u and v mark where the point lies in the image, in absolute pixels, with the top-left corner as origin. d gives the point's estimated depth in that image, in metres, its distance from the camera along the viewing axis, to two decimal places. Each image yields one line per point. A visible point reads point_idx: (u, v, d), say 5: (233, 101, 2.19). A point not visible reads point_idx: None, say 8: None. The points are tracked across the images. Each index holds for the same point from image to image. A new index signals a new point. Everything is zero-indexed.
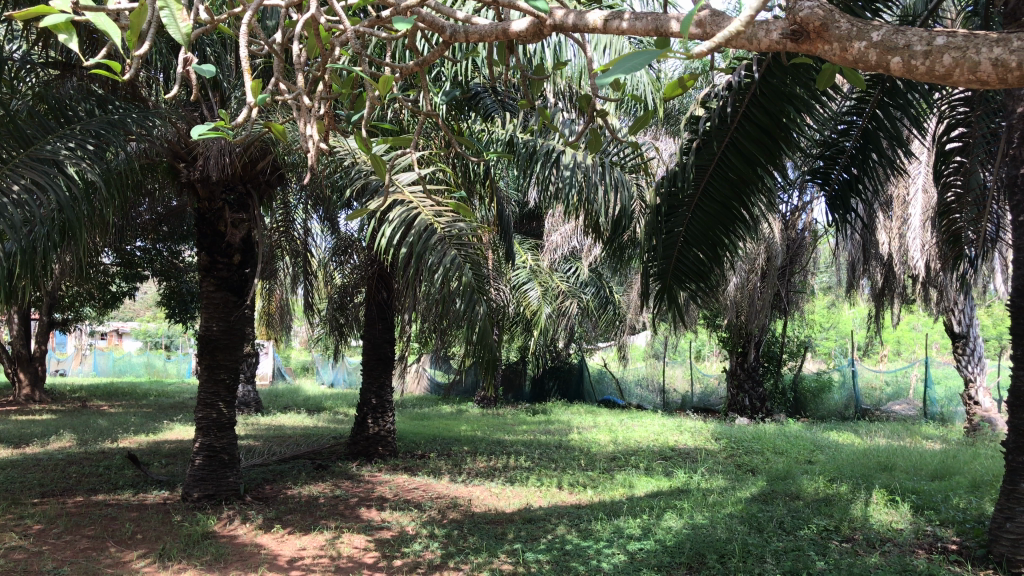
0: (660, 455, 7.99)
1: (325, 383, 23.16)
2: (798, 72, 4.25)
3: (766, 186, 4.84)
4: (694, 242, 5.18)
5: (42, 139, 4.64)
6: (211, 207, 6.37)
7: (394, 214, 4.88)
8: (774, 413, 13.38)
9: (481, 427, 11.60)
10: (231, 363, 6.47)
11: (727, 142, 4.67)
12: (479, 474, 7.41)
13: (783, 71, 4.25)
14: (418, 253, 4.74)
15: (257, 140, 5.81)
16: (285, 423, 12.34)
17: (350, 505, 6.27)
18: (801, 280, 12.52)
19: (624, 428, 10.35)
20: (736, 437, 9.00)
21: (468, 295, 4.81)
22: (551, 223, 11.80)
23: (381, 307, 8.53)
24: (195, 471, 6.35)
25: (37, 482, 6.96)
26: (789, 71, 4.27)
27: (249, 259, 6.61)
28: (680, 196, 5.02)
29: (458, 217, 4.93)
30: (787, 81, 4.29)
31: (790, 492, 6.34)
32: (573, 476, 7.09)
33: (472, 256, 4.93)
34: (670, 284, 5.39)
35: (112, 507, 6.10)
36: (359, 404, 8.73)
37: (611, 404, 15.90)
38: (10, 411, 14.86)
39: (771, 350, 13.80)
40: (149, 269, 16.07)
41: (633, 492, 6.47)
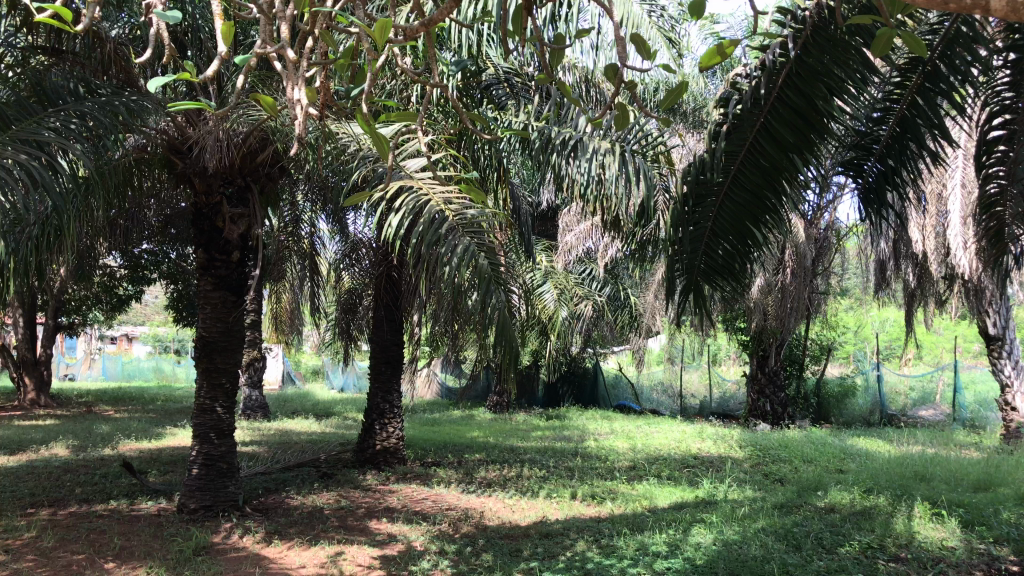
0: (682, 463, 7.59)
1: (335, 387, 22.89)
2: (838, 50, 3.90)
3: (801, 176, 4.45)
4: (722, 237, 4.77)
5: (26, 121, 4.30)
6: (208, 202, 5.99)
7: (401, 201, 4.50)
8: (796, 420, 12.94)
9: (494, 433, 11.23)
10: (229, 366, 6.11)
11: (760, 126, 4.29)
12: (492, 484, 7.03)
13: (822, 48, 3.90)
14: (428, 242, 4.34)
15: (256, 129, 5.46)
16: (293, 428, 12.01)
17: (357, 518, 5.88)
18: (824, 282, 12.12)
19: (642, 434, 9.95)
20: (762, 444, 8.57)
21: (484, 285, 4.42)
22: (566, 222, 11.45)
23: (389, 308, 8.17)
24: (191, 481, 5.97)
25: (28, 492, 6.61)
26: (826, 48, 3.91)
27: (247, 256, 6.25)
28: (708, 185, 4.64)
29: (469, 203, 4.55)
30: (824, 59, 3.93)
31: (825, 505, 5.93)
32: (591, 487, 6.70)
33: (488, 245, 4.54)
34: (697, 282, 4.96)
35: (102, 519, 5.73)
36: (366, 410, 8.35)
37: (626, 409, 15.50)
38: (14, 416, 14.58)
39: (793, 353, 13.37)
40: (155, 272, 15.80)
41: (655, 504, 6.09)
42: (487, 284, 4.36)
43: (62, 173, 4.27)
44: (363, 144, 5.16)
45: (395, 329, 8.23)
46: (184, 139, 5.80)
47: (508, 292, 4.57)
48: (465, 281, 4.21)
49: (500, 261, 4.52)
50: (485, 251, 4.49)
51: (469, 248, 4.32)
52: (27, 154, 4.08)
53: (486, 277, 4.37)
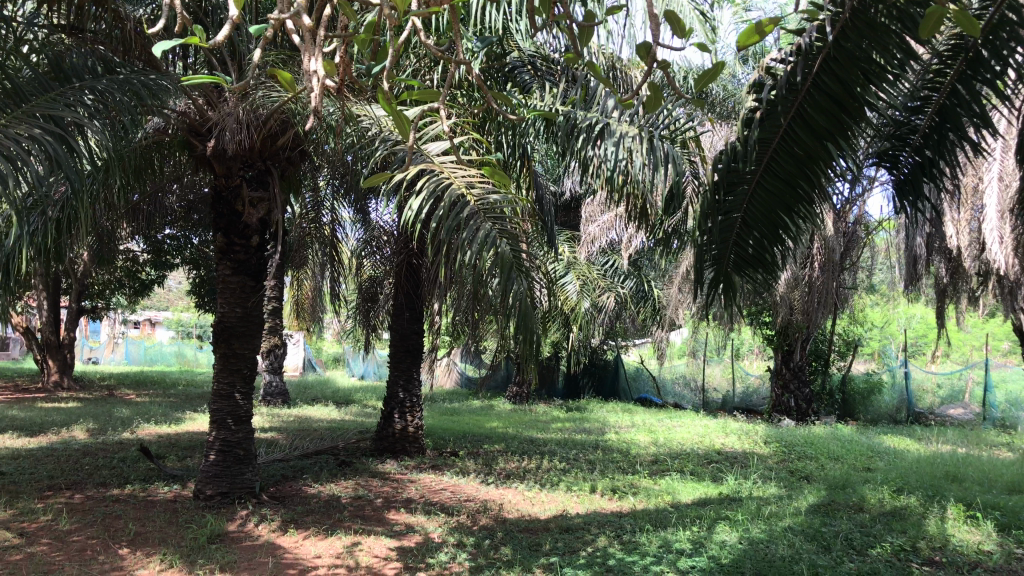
0: (705, 458, 7.44)
1: (355, 375, 22.90)
2: (876, 35, 3.70)
3: (836, 166, 4.27)
4: (753, 226, 4.63)
5: (42, 97, 4.23)
6: (228, 184, 5.89)
7: (422, 184, 4.38)
8: (821, 416, 12.74)
9: (513, 424, 11.14)
10: (247, 352, 6.03)
11: (793, 113, 4.12)
12: (511, 475, 6.92)
13: (860, 32, 3.71)
14: (450, 226, 4.21)
15: (277, 111, 5.35)
16: (312, 415, 11.98)
17: (375, 508, 5.79)
18: (852, 276, 11.89)
19: (664, 428, 9.80)
20: (787, 440, 8.39)
21: (505, 272, 4.28)
22: (590, 213, 11.30)
23: (410, 296, 8.07)
24: (208, 467, 5.91)
25: (46, 475, 6.59)
26: (864, 32, 3.71)
27: (266, 240, 6.16)
28: (739, 173, 4.49)
29: (492, 188, 4.43)
30: (862, 45, 3.74)
31: (853, 504, 5.76)
32: (612, 481, 6.58)
33: (511, 231, 4.40)
34: (726, 270, 4.86)
35: (119, 504, 5.68)
36: (386, 398, 8.27)
37: (648, 402, 15.35)
38: (37, 398, 14.67)
39: (818, 349, 13.14)
40: (178, 258, 15.81)
41: (678, 500, 5.95)
42: (510, 271, 4.23)
43: (77, 150, 4.20)
44: (385, 127, 5.04)
45: (415, 318, 8.13)
46: (203, 121, 5.71)
47: (531, 280, 4.43)
48: (487, 267, 4.08)
49: (523, 248, 4.39)
50: (508, 237, 4.35)
51: (492, 233, 4.19)
52: (40, 129, 4.01)
53: (508, 264, 4.24)
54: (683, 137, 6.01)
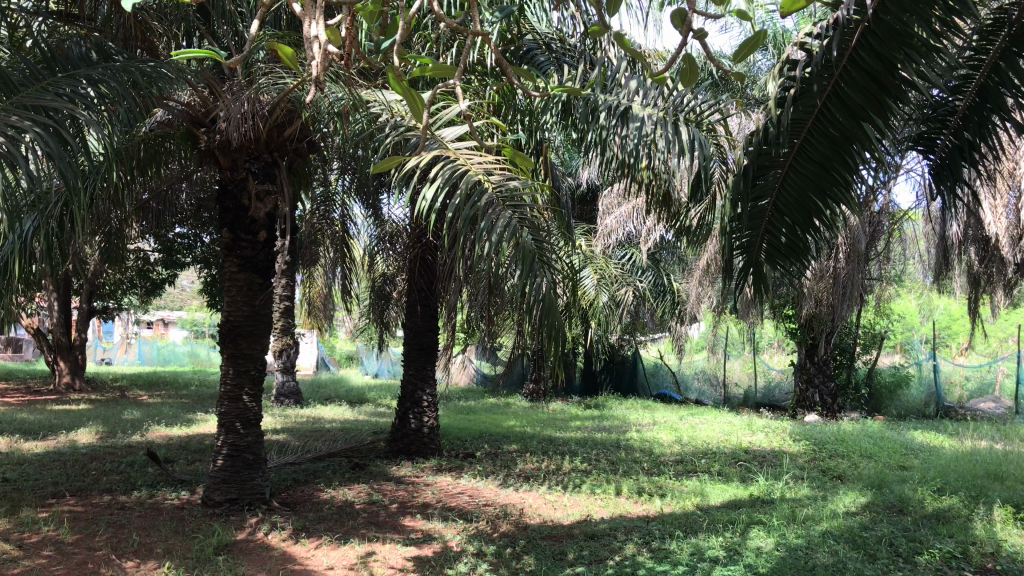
0: (733, 457, 7.16)
1: (370, 373, 22.68)
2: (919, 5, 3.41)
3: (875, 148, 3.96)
4: (786, 213, 4.33)
5: (33, 87, 3.95)
6: (233, 178, 5.64)
7: (437, 171, 4.11)
8: (846, 411, 12.41)
9: (531, 422, 10.87)
10: (255, 352, 5.78)
11: (829, 91, 3.82)
12: (531, 477, 6.66)
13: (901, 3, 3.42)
14: (466, 216, 3.94)
15: (283, 99, 5.11)
16: (325, 415, 11.76)
17: (390, 514, 5.54)
18: (878, 267, 11.57)
19: (687, 425, 9.52)
20: (817, 437, 8.08)
21: (527, 264, 4.00)
22: (607, 205, 11.03)
23: (424, 292, 7.82)
24: (217, 472, 5.68)
25: (51, 481, 6.40)
26: (906, 5, 3.42)
27: (275, 236, 5.92)
28: (770, 156, 4.20)
29: (511, 174, 4.16)
30: (904, 18, 3.45)
31: (893, 505, 5.46)
32: (636, 482, 6.31)
33: (532, 220, 4.14)
34: (757, 259, 4.57)
35: (123, 512, 5.46)
36: (400, 397, 8.01)
37: (667, 398, 15.06)
38: (49, 401, 14.52)
39: (842, 342, 12.81)
40: (189, 256, 15.64)
41: (707, 502, 5.68)
42: (532, 263, 3.94)
43: (72, 143, 3.93)
44: (396, 113, 4.78)
45: (430, 315, 7.87)
46: (207, 111, 5.47)
47: (554, 271, 4.16)
48: (508, 259, 3.81)
49: (546, 237, 4.11)
50: (529, 227, 4.08)
51: (512, 222, 3.92)
52: (31, 121, 3.74)
53: (531, 255, 3.95)
54: (708, 122, 5.74)
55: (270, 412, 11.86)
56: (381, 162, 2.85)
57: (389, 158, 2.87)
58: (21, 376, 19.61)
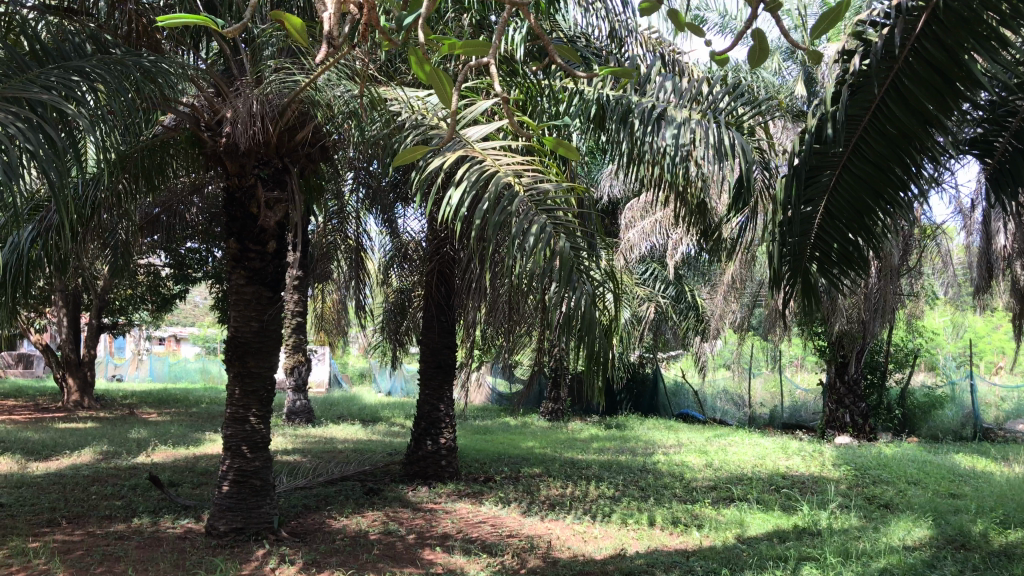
0: (771, 484, 6.73)
1: (383, 391, 22.32)
2: None
3: (936, 149, 3.65)
4: (839, 217, 4.06)
5: (17, 78, 3.64)
6: (241, 185, 5.30)
7: (462, 173, 3.75)
8: (878, 432, 11.95)
9: (551, 444, 10.45)
10: (264, 370, 5.40)
11: (888, 84, 3.53)
12: (556, 504, 6.25)
13: None
14: (496, 221, 3.55)
15: (294, 98, 4.79)
16: (338, 435, 11.39)
17: (407, 545, 5.15)
18: (909, 283, 11.12)
19: (716, 448, 9.09)
20: (858, 461, 7.63)
21: (566, 275, 3.60)
22: (629, 217, 10.68)
23: (441, 307, 7.45)
24: (221, 499, 5.30)
25: (47, 506, 6.04)
26: None
27: (285, 246, 5.57)
28: (824, 155, 3.93)
29: (543, 175, 3.80)
30: (974, 2, 3.08)
31: (954, 539, 5.02)
32: (670, 511, 5.89)
33: (567, 226, 3.76)
34: (806, 266, 4.29)
35: (121, 542, 5.09)
36: (416, 419, 7.62)
37: (689, 418, 14.64)
38: (56, 418, 14.22)
39: (874, 360, 12.34)
40: (200, 272, 15.38)
41: (748, 533, 5.26)
42: (569, 273, 3.55)
43: (56, 138, 3.59)
44: (416, 112, 4.44)
45: (447, 331, 7.48)
46: (216, 113, 5.17)
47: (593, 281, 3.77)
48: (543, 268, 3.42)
49: (582, 244, 3.74)
50: (565, 233, 3.70)
51: (549, 227, 3.55)
52: (11, 114, 3.40)
53: (569, 264, 3.56)
54: (749, 125, 5.39)
55: (281, 432, 11.48)
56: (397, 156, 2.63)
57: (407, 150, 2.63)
58: (31, 392, 19.33)
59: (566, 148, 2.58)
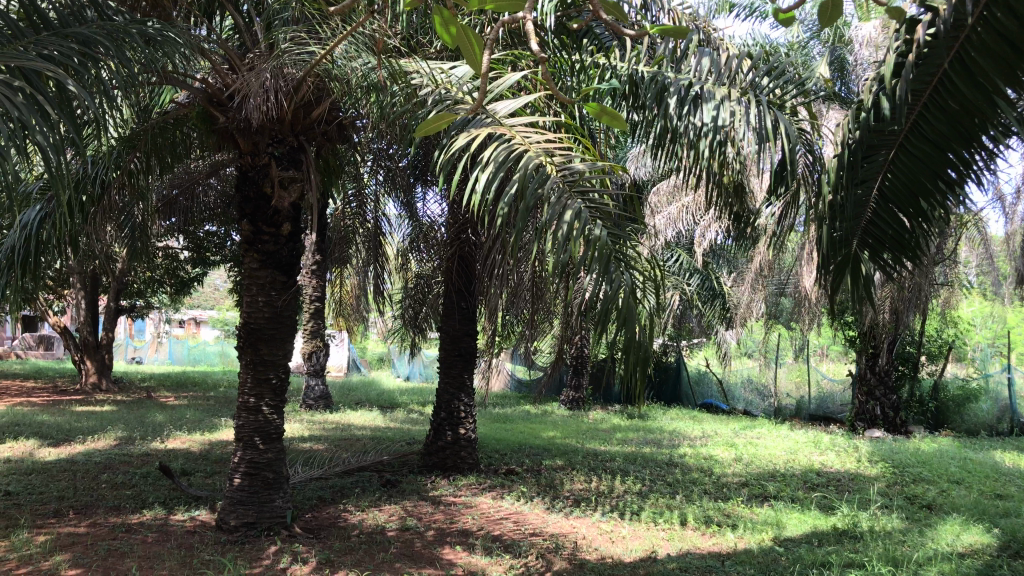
0: (805, 481, 6.45)
1: (401, 376, 22.20)
2: None
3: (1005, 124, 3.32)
4: (893, 199, 3.71)
5: (9, 43, 3.39)
6: (255, 163, 5.04)
7: (489, 153, 3.46)
8: (910, 425, 11.60)
9: (572, 434, 10.20)
10: (278, 359, 5.16)
11: (953, 55, 3.23)
12: (581, 500, 5.99)
13: None
14: (525, 203, 3.28)
15: (309, 70, 4.57)
16: (355, 422, 11.20)
17: (426, 543, 4.90)
18: (945, 271, 10.75)
19: (745, 441, 8.80)
20: (895, 456, 7.32)
21: (603, 261, 3.32)
22: (656, 202, 10.37)
23: (462, 294, 7.20)
24: (232, 492, 5.08)
25: (55, 496, 5.85)
26: None
27: (300, 229, 5.30)
28: (880, 133, 3.60)
29: (576, 153, 3.52)
30: None
31: (1008, 546, 4.70)
32: (701, 510, 5.63)
33: (604, 210, 3.46)
34: (856, 254, 3.94)
35: (128, 536, 4.88)
36: (435, 408, 7.38)
37: (712, 408, 14.35)
38: (73, 401, 14.13)
39: (905, 351, 11.97)
40: (218, 255, 15.22)
41: (785, 535, 4.98)
42: (606, 263, 3.24)
43: (49, 108, 3.34)
44: (440, 86, 4.17)
45: (467, 318, 7.22)
46: (228, 87, 4.93)
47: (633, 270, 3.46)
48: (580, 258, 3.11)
49: (620, 230, 3.43)
50: (602, 219, 3.39)
51: (586, 212, 3.25)
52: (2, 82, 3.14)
53: (607, 253, 3.26)
54: (791, 105, 5.08)
55: (298, 418, 11.31)
56: (424, 123, 2.39)
57: (434, 119, 2.39)
58: (51, 375, 19.30)
59: (611, 116, 2.29)
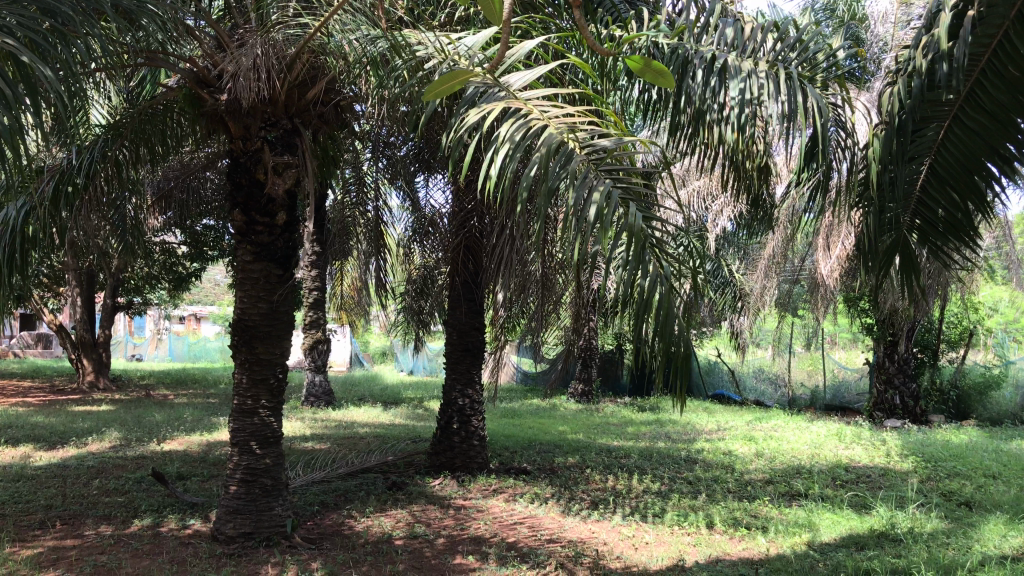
0: (834, 477, 6.12)
1: (405, 370, 21.92)
2: None
3: None
4: (945, 177, 3.35)
5: None
6: (247, 148, 4.70)
7: (504, 130, 3.13)
8: (930, 415, 11.28)
9: (584, 428, 9.88)
10: (275, 357, 4.83)
11: (1018, 11, 2.91)
12: (600, 502, 5.67)
13: None
14: (546, 185, 2.94)
15: (303, 46, 4.25)
16: (359, 419, 10.88)
17: (436, 552, 4.58)
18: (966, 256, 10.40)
19: (764, 434, 8.47)
20: (925, 449, 6.99)
21: (639, 249, 2.94)
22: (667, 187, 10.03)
23: (468, 285, 6.86)
24: (228, 500, 4.77)
25: (43, 505, 5.53)
26: None
27: (297, 218, 4.95)
28: (933, 103, 3.26)
29: (600, 129, 3.17)
30: None
31: None
32: (727, 511, 5.30)
33: (633, 190, 3.11)
34: (906, 237, 3.60)
35: (117, 549, 4.57)
36: (442, 405, 7.05)
37: (724, 399, 14.06)
38: (71, 402, 13.83)
39: (925, 338, 11.65)
40: (217, 249, 14.88)
41: (820, 538, 4.66)
42: (641, 252, 2.89)
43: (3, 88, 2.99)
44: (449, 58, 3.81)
45: (474, 311, 6.89)
46: (218, 67, 4.59)
47: (666, 258, 3.10)
48: (613, 247, 2.76)
49: (653, 213, 3.08)
50: (634, 201, 3.04)
51: (616, 194, 2.89)
52: None
53: (640, 240, 2.90)
54: (823, 78, 4.72)
55: (300, 416, 11.00)
56: (435, 81, 2.20)
57: (447, 76, 2.20)
58: (49, 374, 19.05)
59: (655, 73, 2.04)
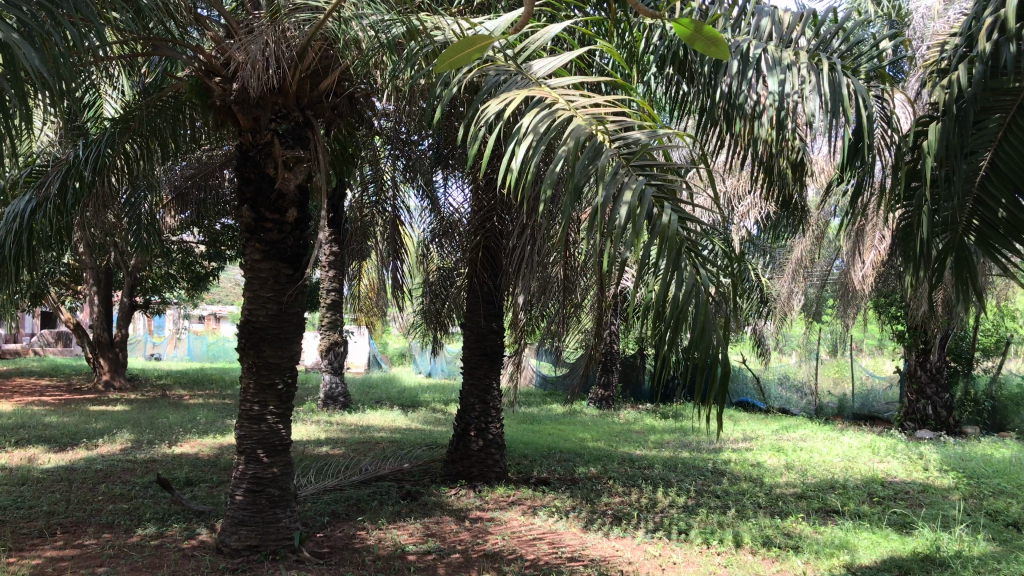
0: (870, 494, 5.81)
1: (424, 372, 21.73)
2: None
3: None
4: (1008, 171, 3.06)
5: None
6: (255, 142, 4.45)
7: (527, 121, 2.86)
8: (963, 426, 10.89)
9: (605, 435, 9.60)
10: (284, 362, 4.59)
11: None
12: (623, 516, 5.40)
13: None
14: (573, 182, 2.66)
15: (313, 33, 4.03)
16: (374, 423, 10.67)
17: (451, 569, 4.33)
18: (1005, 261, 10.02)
19: (793, 445, 8.16)
20: (966, 465, 6.66)
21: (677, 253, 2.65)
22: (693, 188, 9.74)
23: (488, 287, 6.61)
24: (234, 511, 4.55)
25: (44, 511, 5.33)
26: None
27: (308, 215, 4.71)
28: (997, 91, 3.01)
29: (632, 120, 2.89)
30: None
31: None
32: (758, 529, 5.01)
33: (670, 187, 2.82)
34: (961, 241, 3.26)
35: (116, 561, 4.35)
36: (459, 411, 6.81)
37: (748, 406, 13.72)
38: (86, 401, 13.70)
39: (958, 347, 11.28)
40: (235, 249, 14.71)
41: (859, 560, 4.37)
42: (678, 260, 2.58)
43: None
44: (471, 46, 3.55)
45: (493, 313, 6.64)
46: (225, 56, 4.35)
47: (707, 264, 2.80)
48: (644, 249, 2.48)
49: (690, 214, 2.79)
50: (669, 200, 2.75)
51: (649, 193, 2.61)
52: None
53: (677, 244, 2.59)
54: (867, 70, 4.41)
55: (315, 419, 10.79)
56: (450, 47, 1.92)
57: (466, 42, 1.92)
58: (67, 372, 19.03)
59: (712, 43, 1.74)
